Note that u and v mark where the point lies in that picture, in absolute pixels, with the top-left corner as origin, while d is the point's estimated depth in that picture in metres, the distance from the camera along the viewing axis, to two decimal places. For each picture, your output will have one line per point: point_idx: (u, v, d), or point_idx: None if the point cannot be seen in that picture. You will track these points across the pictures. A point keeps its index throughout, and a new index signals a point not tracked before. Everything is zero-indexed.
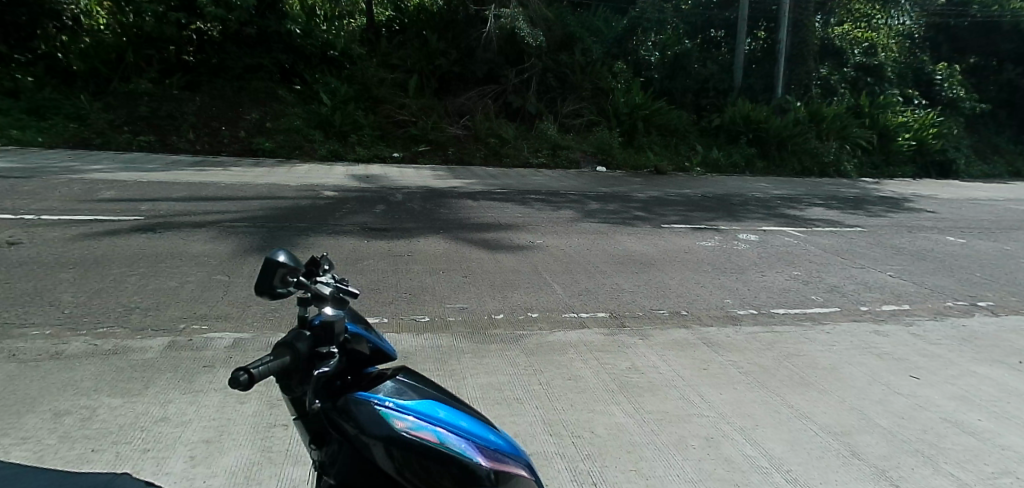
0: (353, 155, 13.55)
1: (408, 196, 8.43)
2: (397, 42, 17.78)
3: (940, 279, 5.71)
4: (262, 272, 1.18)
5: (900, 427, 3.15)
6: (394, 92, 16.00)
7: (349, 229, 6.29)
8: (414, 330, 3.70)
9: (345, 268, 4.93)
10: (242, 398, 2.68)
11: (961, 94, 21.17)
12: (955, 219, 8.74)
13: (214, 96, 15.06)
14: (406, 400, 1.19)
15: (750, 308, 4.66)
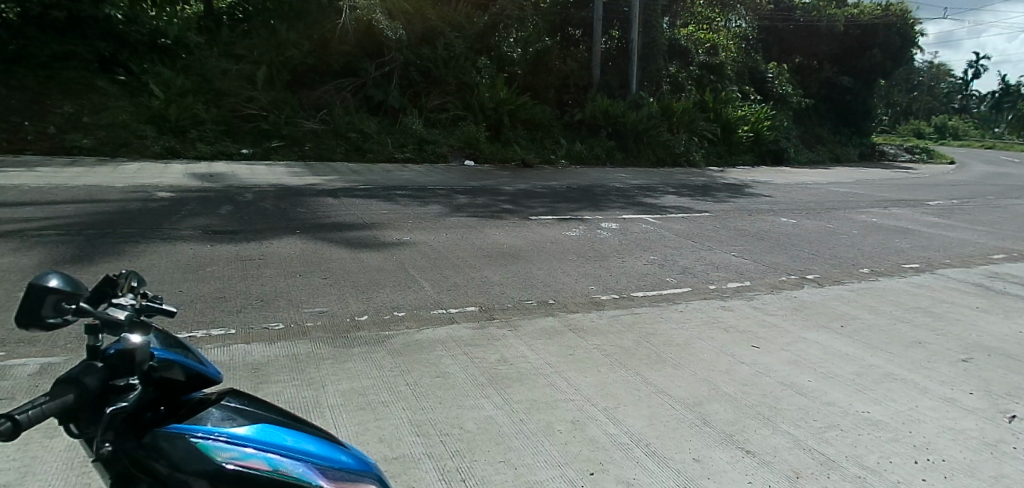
0: (194, 151, 12.52)
1: (259, 196, 7.94)
2: (242, 31, 16.62)
3: (776, 256, 6.36)
4: (29, 304, 1.10)
5: (744, 394, 3.53)
6: (240, 84, 15.01)
7: (187, 233, 5.80)
8: (264, 339, 3.48)
9: (182, 276, 4.53)
10: (50, 432, 2.37)
11: (789, 91, 23.97)
12: (787, 202, 9.81)
13: (13, 88, 13.22)
14: (242, 429, 1.16)
15: (612, 293, 4.91)
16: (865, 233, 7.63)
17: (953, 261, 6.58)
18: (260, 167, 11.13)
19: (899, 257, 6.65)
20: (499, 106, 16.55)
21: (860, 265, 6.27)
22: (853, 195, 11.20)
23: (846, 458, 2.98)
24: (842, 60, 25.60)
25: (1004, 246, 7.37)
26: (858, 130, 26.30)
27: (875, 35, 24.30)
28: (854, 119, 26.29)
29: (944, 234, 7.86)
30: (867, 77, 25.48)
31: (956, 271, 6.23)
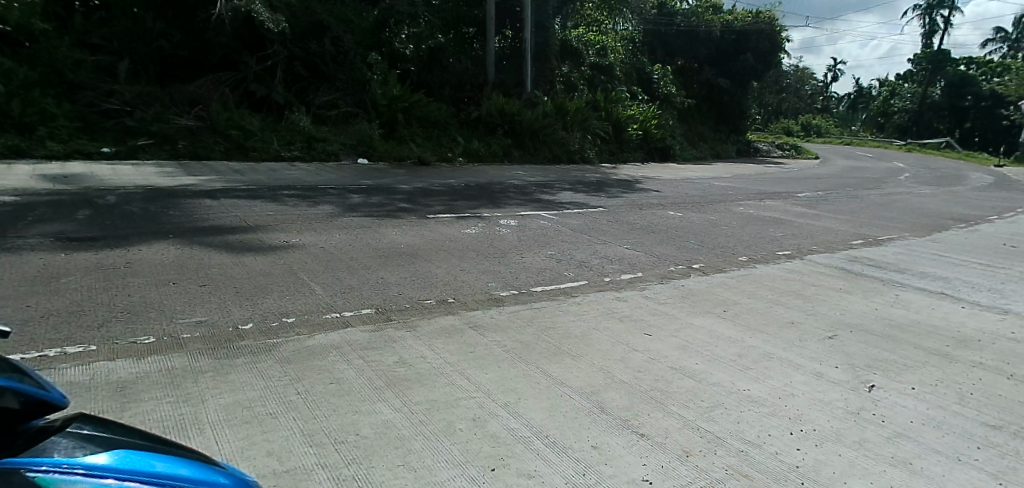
0: (44, 151, 11.26)
1: (124, 198, 7.29)
2: (100, 19, 15.16)
3: (665, 248, 6.71)
4: None
5: (637, 380, 3.69)
6: (99, 77, 13.69)
7: (34, 241, 5.21)
8: (132, 355, 3.19)
9: (32, 290, 4.06)
10: None
11: (673, 91, 25.47)
12: (676, 196, 10.38)
13: None
14: (102, 457, 1.07)
15: (512, 289, 4.96)
16: (743, 224, 8.22)
17: (818, 247, 7.25)
18: (127, 167, 10.20)
19: (772, 245, 7.24)
20: (393, 102, 16.21)
21: (740, 254, 6.76)
22: (732, 188, 12.06)
23: (731, 435, 3.21)
24: (719, 63, 27.52)
25: (859, 232, 8.22)
26: (733, 128, 28.26)
27: (749, 40, 25.96)
28: (730, 119, 28.14)
29: (810, 223, 8.65)
30: (741, 78, 27.34)
31: (821, 256, 6.87)
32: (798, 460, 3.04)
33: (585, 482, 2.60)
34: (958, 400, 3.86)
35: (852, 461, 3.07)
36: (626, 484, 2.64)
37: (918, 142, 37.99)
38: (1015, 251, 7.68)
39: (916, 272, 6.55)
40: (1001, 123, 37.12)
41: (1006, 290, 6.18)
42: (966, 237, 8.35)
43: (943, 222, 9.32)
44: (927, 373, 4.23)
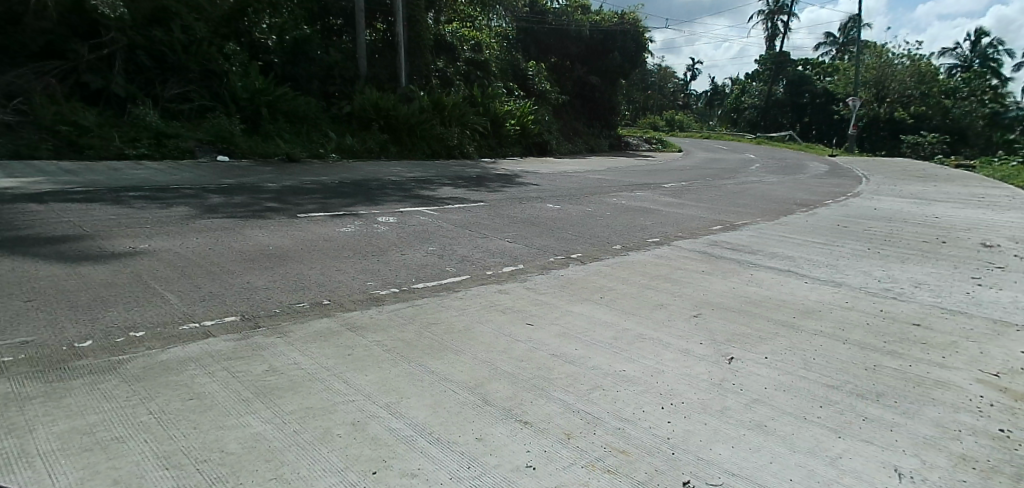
0: None
1: None
2: None
3: (544, 240, 6.90)
4: None
5: (519, 369, 3.77)
6: None
7: None
8: None
9: None
10: None
11: (547, 87, 26.38)
12: (553, 189, 10.73)
13: None
14: None
15: (391, 287, 4.86)
16: (616, 215, 8.66)
17: (683, 234, 7.80)
18: None
19: (643, 233, 7.69)
20: (255, 96, 15.32)
21: (614, 243, 7.10)
22: (605, 181, 12.66)
23: (608, 414, 3.37)
24: (590, 61, 28.81)
25: (718, 218, 8.94)
26: (606, 124, 29.72)
27: (615, 39, 27.99)
28: (603, 115, 29.63)
29: (676, 211, 9.28)
30: (611, 76, 29.13)
31: (686, 242, 7.40)
32: (669, 431, 3.26)
33: (468, 475, 2.62)
34: (803, 365, 4.32)
35: (715, 429, 3.34)
36: (510, 472, 2.70)
37: (766, 136, 42.13)
38: (845, 231, 8.73)
39: (767, 253, 7.24)
40: (832, 118, 42.13)
41: (840, 265, 7.01)
42: (806, 219, 9.37)
43: (786, 207, 10.39)
44: (778, 343, 4.70)
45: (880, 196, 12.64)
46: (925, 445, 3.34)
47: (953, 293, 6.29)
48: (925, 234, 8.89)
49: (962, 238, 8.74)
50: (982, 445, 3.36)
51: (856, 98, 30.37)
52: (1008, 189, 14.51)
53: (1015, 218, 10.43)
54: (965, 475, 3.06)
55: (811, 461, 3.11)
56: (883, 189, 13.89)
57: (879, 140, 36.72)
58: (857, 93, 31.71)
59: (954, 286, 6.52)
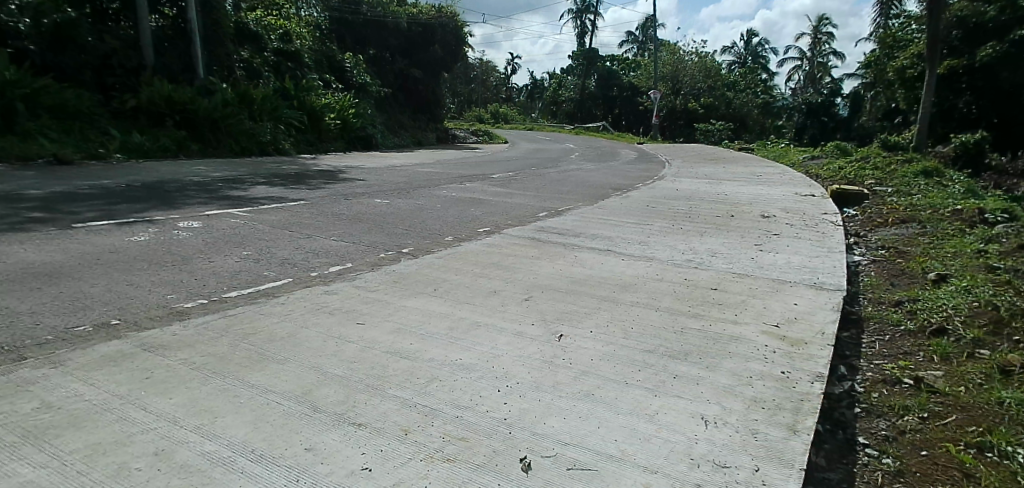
0: None
1: None
2: None
3: (372, 236, 6.72)
4: None
5: (352, 371, 3.63)
6: None
7: None
8: None
9: None
10: None
11: (366, 80, 25.98)
12: (379, 184, 10.55)
13: None
14: None
15: (198, 299, 4.42)
16: (446, 206, 8.73)
17: (513, 222, 8.09)
18: None
19: (473, 222, 7.85)
20: (7, 88, 12.80)
21: (446, 234, 7.16)
22: (434, 173, 12.70)
23: (446, 404, 3.38)
24: (409, 53, 29.11)
25: (544, 205, 9.40)
26: (431, 117, 30.31)
27: (434, 33, 28.69)
28: (428, 108, 30.24)
29: (504, 200, 9.61)
30: (433, 69, 29.85)
31: (514, 229, 7.68)
32: (506, 412, 3.36)
33: None
34: (624, 334, 4.71)
35: (549, 404, 3.51)
36: (344, 478, 2.60)
37: (582, 126, 45.37)
38: (654, 211, 9.67)
39: (588, 235, 7.77)
40: (639, 109, 46.44)
41: (650, 242, 7.74)
42: (620, 202, 10.21)
43: (603, 192, 11.22)
44: (601, 317, 5.06)
45: (681, 177, 14.24)
46: (725, 392, 3.82)
47: (742, 259, 7.27)
48: (717, 209, 10.17)
49: (746, 211, 10.14)
50: (769, 387, 3.93)
51: (656, 91, 33.86)
52: (776, 167, 17.17)
53: (783, 192, 12.36)
54: (756, 414, 3.56)
55: (633, 420, 3.40)
56: (682, 172, 15.67)
57: (678, 128, 41.29)
58: (656, 87, 35.33)
59: (743, 253, 7.54)
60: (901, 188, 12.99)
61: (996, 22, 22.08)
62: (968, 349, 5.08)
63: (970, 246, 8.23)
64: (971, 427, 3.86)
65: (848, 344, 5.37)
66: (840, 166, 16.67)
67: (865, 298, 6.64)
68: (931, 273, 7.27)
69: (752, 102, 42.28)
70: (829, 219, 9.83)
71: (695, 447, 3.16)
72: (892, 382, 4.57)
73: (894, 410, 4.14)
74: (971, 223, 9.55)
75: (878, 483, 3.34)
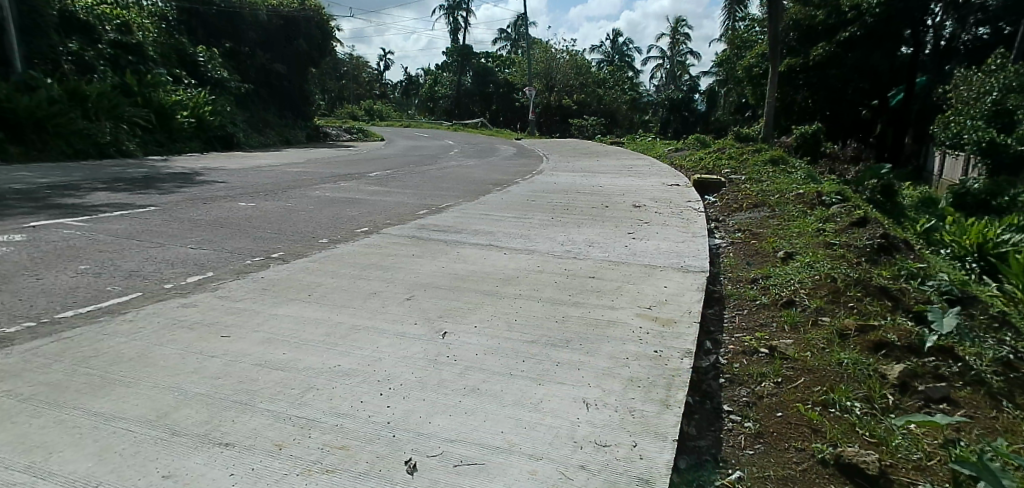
0: None
1: None
2: None
3: (237, 242, 6.31)
4: None
5: (216, 388, 3.38)
6: None
7: None
8: None
9: None
10: None
11: (224, 75, 24.42)
12: (242, 186, 9.90)
13: None
14: None
15: (25, 322, 3.91)
16: (319, 207, 8.39)
17: (392, 220, 7.93)
18: None
19: (350, 223, 7.60)
20: None
21: (320, 236, 6.87)
22: (305, 173, 12.14)
23: (325, 413, 3.25)
24: (270, 47, 27.87)
25: (424, 203, 9.31)
26: (298, 114, 29.81)
27: (297, 26, 27.97)
28: (294, 105, 29.59)
29: (382, 199, 9.41)
30: (297, 64, 29.05)
31: (393, 228, 7.54)
32: (390, 415, 3.29)
33: None
34: (507, 327, 4.79)
35: (433, 402, 3.48)
36: None
37: (460, 123, 45.51)
38: (532, 204, 9.90)
39: (469, 230, 7.79)
40: (516, 105, 47.39)
41: (531, 235, 7.92)
42: (500, 196, 10.35)
43: (483, 187, 11.32)
44: (484, 311, 5.11)
45: (557, 171, 14.71)
46: (604, 375, 4.00)
47: (616, 247, 7.65)
48: (592, 201, 10.63)
49: (619, 202, 10.68)
50: (644, 366, 4.16)
51: (531, 87, 34.73)
52: (645, 159, 18.23)
53: (652, 182, 13.16)
54: (633, 393, 3.76)
55: (518, 410, 3.46)
56: (558, 165, 16.19)
57: (554, 123, 42.68)
58: (531, 83, 36.19)
59: (617, 241, 7.93)
60: (752, 175, 14.30)
61: (825, 25, 24.84)
62: (811, 317, 5.71)
63: (811, 226, 9.24)
64: (816, 387, 4.33)
65: (712, 320, 5.84)
66: (700, 157, 18.08)
67: (726, 277, 7.26)
68: (780, 251, 8.08)
69: (621, 97, 44.68)
70: (693, 206, 10.61)
71: (578, 431, 3.27)
72: (751, 352, 5.03)
73: (752, 377, 4.56)
74: (811, 205, 10.73)
75: (741, 445, 3.65)
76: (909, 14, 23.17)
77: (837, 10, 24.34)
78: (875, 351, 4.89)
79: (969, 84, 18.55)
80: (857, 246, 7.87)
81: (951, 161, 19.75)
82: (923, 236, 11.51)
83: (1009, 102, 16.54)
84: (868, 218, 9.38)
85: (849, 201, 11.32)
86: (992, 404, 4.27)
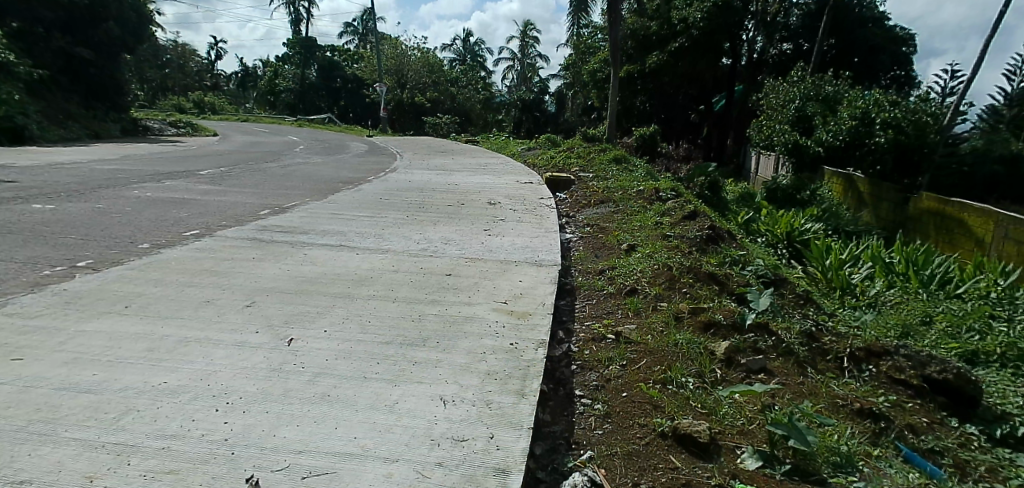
0: None
1: None
2: None
3: (33, 250, 5.48)
4: None
5: (5, 420, 2.91)
6: None
7: None
8: None
9: None
10: None
11: (11, 58, 20.95)
12: (40, 186, 8.60)
13: None
14: None
15: None
16: (140, 209, 7.54)
17: (228, 222, 7.33)
18: None
19: (178, 226, 6.91)
20: None
21: (140, 241, 6.18)
22: (121, 171, 10.82)
23: (149, 436, 2.92)
24: (72, 29, 24.75)
25: (266, 203, 8.73)
26: (111, 104, 27.10)
27: (107, 7, 25.20)
28: (107, 95, 26.87)
29: (217, 199, 8.68)
30: (108, 50, 26.14)
31: (230, 231, 6.96)
32: (227, 432, 3.04)
33: None
34: (361, 329, 4.63)
35: (277, 414, 3.26)
36: None
37: (306, 119, 43.33)
38: (386, 203, 9.68)
39: (318, 231, 7.43)
40: (366, 101, 46.03)
41: (385, 234, 7.74)
42: (350, 195, 9.99)
43: (333, 186, 10.88)
44: (334, 314, 4.89)
45: (412, 169, 14.53)
46: (460, 370, 4.02)
47: (473, 244, 7.72)
48: (449, 199, 10.64)
49: (475, 199, 10.80)
50: (500, 359, 4.24)
51: (382, 84, 33.97)
52: (499, 158, 18.62)
53: (506, 180, 13.46)
54: (489, 386, 3.81)
55: (372, 413, 3.37)
56: (413, 164, 16.00)
57: (407, 121, 42.11)
58: (383, 80, 35.39)
59: (473, 238, 8.01)
60: (599, 174, 15.18)
61: (658, 35, 27.03)
62: (652, 303, 6.19)
63: (651, 220, 10.01)
64: (656, 367, 4.69)
65: (564, 310, 6.11)
66: (551, 156, 18.87)
67: (577, 269, 7.64)
68: (623, 244, 8.67)
69: (475, 96, 45.23)
70: (545, 203, 11.02)
71: (435, 428, 3.25)
72: (599, 338, 5.33)
73: (601, 362, 4.83)
74: (650, 200, 11.63)
75: (591, 426, 3.86)
76: (727, 29, 25.94)
77: (668, 23, 26.57)
78: (705, 330, 5.41)
79: (777, 92, 21.14)
80: (689, 237, 8.67)
81: (764, 160, 22.46)
82: (744, 226, 12.96)
83: (808, 109, 19.12)
84: (697, 212, 10.35)
85: (682, 196, 12.41)
86: (797, 371, 4.92)
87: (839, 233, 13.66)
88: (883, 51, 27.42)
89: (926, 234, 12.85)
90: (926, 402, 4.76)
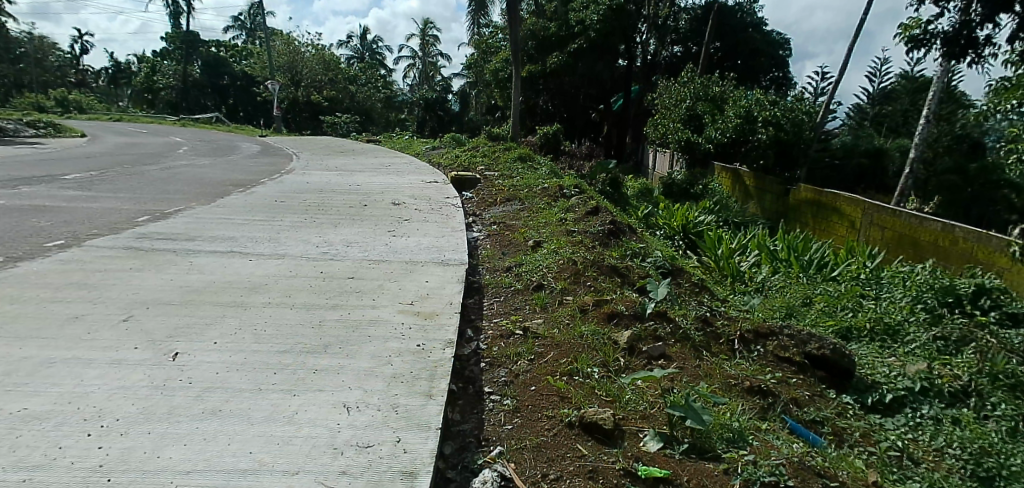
0: None
1: None
2: None
3: None
4: None
5: None
6: None
7: None
8: None
9: None
10: None
11: None
12: None
13: None
14: None
15: None
16: None
17: (99, 231, 6.74)
18: None
19: (38, 237, 6.25)
20: None
21: None
22: None
23: (8, 469, 2.64)
24: None
25: (143, 208, 8.10)
26: None
27: None
28: None
29: (84, 206, 7.95)
30: None
31: (102, 240, 6.39)
32: (101, 458, 2.79)
33: None
34: (256, 339, 4.41)
35: (161, 434, 3.04)
36: None
37: (191, 119, 40.61)
38: (280, 206, 9.25)
39: (205, 237, 6.99)
40: (257, 100, 43.67)
41: (281, 238, 7.41)
42: (241, 199, 9.47)
43: (222, 189, 10.26)
44: (226, 325, 4.62)
45: (309, 170, 13.97)
46: (365, 375, 3.93)
47: (377, 246, 7.55)
48: (349, 200, 10.32)
49: (376, 200, 10.54)
50: (406, 361, 4.18)
51: (275, 81, 32.43)
52: (401, 157, 18.30)
53: (410, 180, 13.26)
54: (396, 389, 3.74)
55: (270, 426, 3.21)
56: (309, 164, 15.38)
57: (304, 120, 40.48)
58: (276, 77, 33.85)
59: (375, 240, 7.83)
60: (504, 172, 15.33)
61: (557, 36, 27.66)
62: (558, 297, 6.32)
63: (555, 217, 10.21)
64: (563, 359, 4.80)
65: (473, 308, 6.12)
66: (455, 155, 18.82)
67: (485, 267, 7.67)
68: (529, 241, 8.79)
69: (375, 95, 44.27)
70: (450, 202, 10.95)
71: (338, 436, 3.15)
72: (508, 335, 5.39)
73: (510, 358, 4.88)
74: (554, 197, 11.87)
75: (501, 421, 3.90)
76: (623, 31, 26.97)
77: (566, 24, 27.26)
78: (608, 321, 5.60)
79: (670, 92, 22.24)
80: (592, 232, 8.93)
81: (660, 157, 23.57)
82: (644, 221, 13.54)
83: (698, 108, 20.22)
84: (599, 207, 10.69)
85: (585, 193, 12.78)
86: (694, 355, 5.21)
87: (729, 224, 14.61)
88: (763, 54, 29.63)
89: (805, 222, 14.01)
90: (807, 376, 5.20)
